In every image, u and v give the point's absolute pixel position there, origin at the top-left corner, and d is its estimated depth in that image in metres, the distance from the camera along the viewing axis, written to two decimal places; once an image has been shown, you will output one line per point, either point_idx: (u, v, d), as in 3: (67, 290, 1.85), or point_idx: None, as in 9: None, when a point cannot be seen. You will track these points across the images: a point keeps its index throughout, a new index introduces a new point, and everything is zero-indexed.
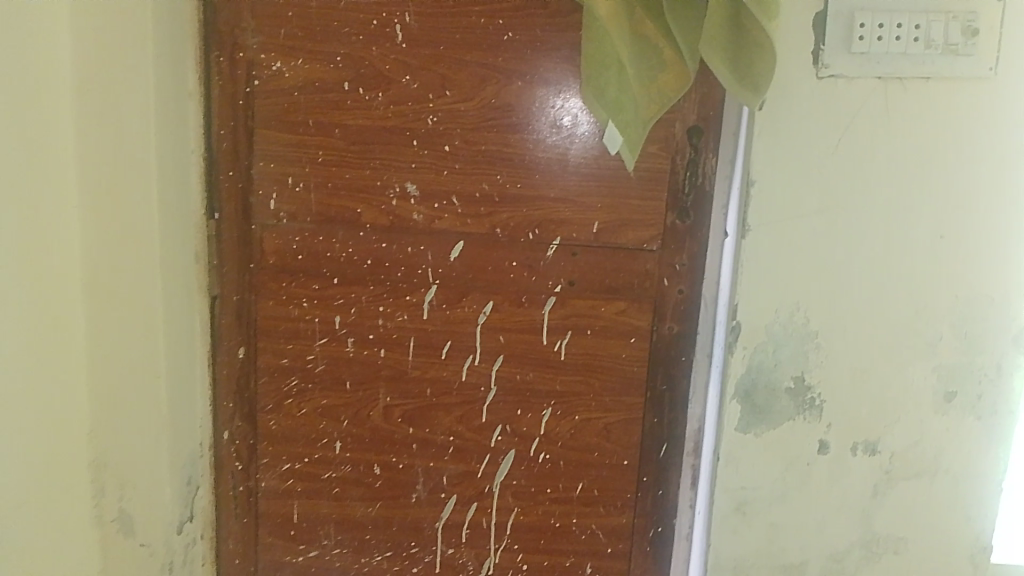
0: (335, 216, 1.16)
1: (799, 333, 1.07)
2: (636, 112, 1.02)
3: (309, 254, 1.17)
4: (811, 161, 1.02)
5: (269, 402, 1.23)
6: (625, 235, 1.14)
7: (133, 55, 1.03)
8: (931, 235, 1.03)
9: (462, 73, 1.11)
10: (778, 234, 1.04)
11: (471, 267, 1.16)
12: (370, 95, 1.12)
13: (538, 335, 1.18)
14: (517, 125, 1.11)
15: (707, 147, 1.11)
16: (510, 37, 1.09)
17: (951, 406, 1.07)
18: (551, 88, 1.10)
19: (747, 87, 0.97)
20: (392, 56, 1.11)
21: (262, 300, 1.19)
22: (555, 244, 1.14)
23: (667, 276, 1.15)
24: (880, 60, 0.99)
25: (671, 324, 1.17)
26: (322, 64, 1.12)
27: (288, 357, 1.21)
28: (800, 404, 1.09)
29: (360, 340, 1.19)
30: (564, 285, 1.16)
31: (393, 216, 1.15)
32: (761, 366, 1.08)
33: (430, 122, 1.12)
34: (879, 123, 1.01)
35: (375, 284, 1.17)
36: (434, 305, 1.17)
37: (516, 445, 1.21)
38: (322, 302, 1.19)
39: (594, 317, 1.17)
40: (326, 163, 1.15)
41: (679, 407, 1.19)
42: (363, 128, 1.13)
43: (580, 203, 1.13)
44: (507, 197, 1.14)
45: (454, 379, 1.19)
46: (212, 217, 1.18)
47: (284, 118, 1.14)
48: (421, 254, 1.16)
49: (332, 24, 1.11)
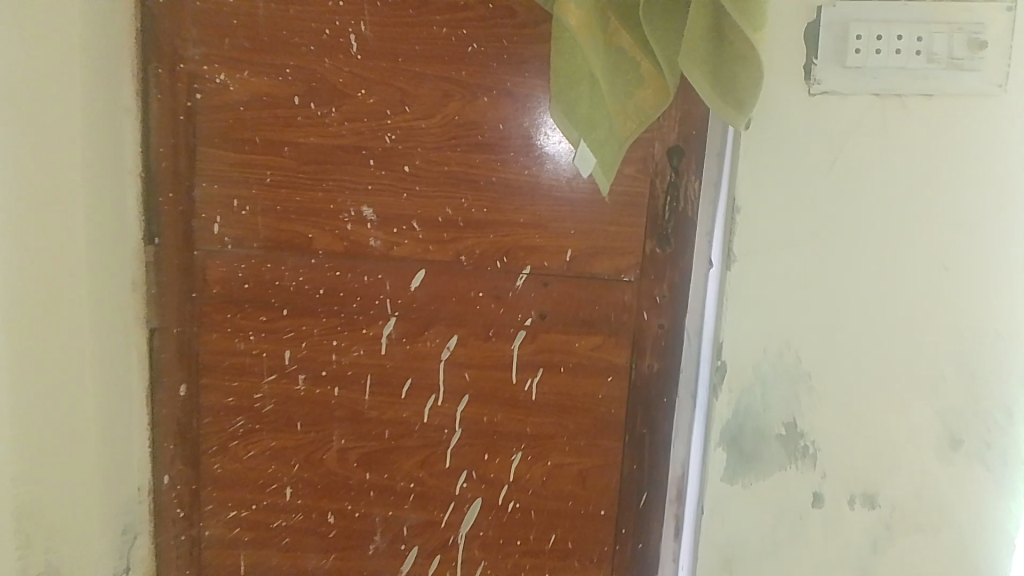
0: (284, 242, 1.06)
1: (789, 374, 0.98)
2: (611, 130, 0.93)
3: (256, 283, 1.07)
4: (803, 186, 0.93)
5: (214, 444, 1.12)
6: (601, 263, 1.04)
7: (57, 52, 0.92)
8: (933, 266, 0.94)
9: (422, 87, 1.01)
10: (766, 264, 0.95)
11: (434, 298, 1.06)
12: (323, 110, 1.02)
13: (507, 372, 1.07)
14: (483, 144, 1.02)
15: (690, 168, 1.01)
16: (474, 48, 1.00)
17: (956, 454, 0.97)
18: (520, 103, 1.01)
19: (731, 104, 0.88)
20: (346, 69, 1.01)
21: (206, 332, 1.09)
22: (525, 274, 1.04)
23: (646, 308, 1.05)
24: (877, 75, 0.90)
25: (651, 361, 1.06)
26: (270, 77, 1.02)
27: (234, 395, 1.11)
28: (792, 452, 0.99)
29: (312, 378, 1.09)
30: (535, 318, 1.06)
31: (348, 242, 1.05)
32: (748, 410, 0.99)
33: (389, 141, 1.02)
34: (877, 144, 0.92)
35: (328, 315, 1.07)
36: (393, 339, 1.07)
37: (483, 492, 1.11)
38: (271, 336, 1.09)
39: (569, 353, 1.06)
40: (274, 184, 1.05)
41: (661, 452, 1.08)
42: (315, 147, 1.03)
43: (552, 229, 1.03)
44: (473, 222, 1.04)
45: (415, 421, 1.09)
46: (151, 243, 1.08)
47: (230, 135, 1.04)
48: (379, 284, 1.06)
49: (281, 33, 1.01)
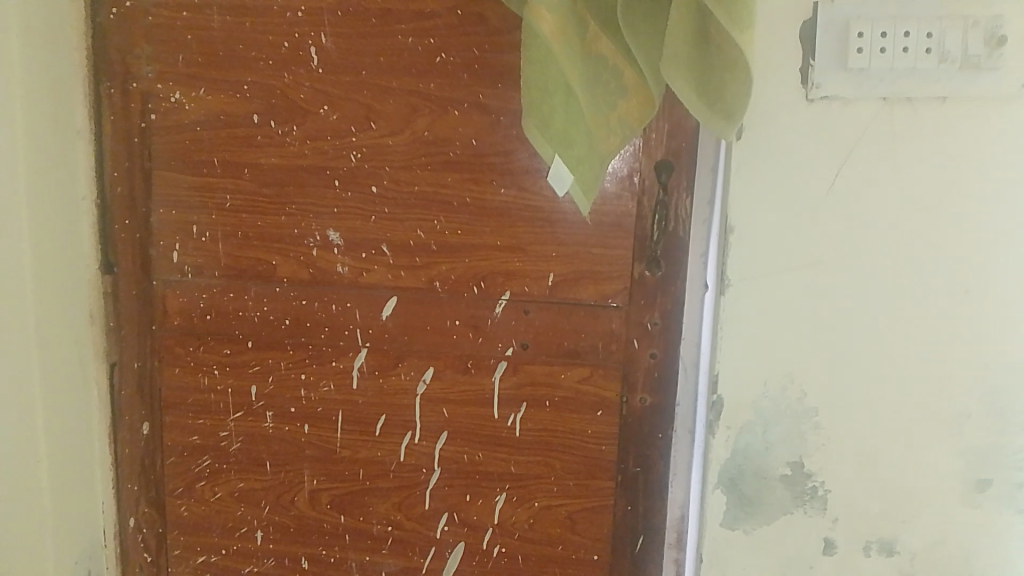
0: (246, 270, 0.99)
1: (793, 409, 0.89)
2: (590, 146, 0.84)
3: (219, 315, 1.01)
4: (803, 203, 0.84)
5: (179, 485, 1.06)
6: (585, 289, 0.95)
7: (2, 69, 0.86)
8: (951, 289, 0.84)
9: (389, 102, 0.94)
10: (764, 289, 0.86)
11: (406, 328, 0.98)
12: (283, 129, 0.96)
13: (487, 407, 0.99)
14: (455, 161, 0.94)
15: (680, 185, 0.92)
16: (443, 59, 0.92)
17: (984, 497, 0.87)
18: (493, 116, 0.92)
19: (718, 113, 0.80)
20: (307, 84, 0.94)
21: (166, 367, 1.03)
22: (504, 300, 0.96)
23: (637, 337, 0.96)
24: (883, 77, 0.80)
25: (643, 396, 0.97)
26: (228, 95, 0.96)
27: (198, 433, 1.04)
28: (798, 496, 0.90)
29: (280, 415, 1.02)
30: (516, 348, 0.97)
31: (314, 268, 0.98)
32: (748, 450, 0.90)
33: (354, 160, 0.95)
34: (885, 155, 0.83)
35: (295, 348, 1.00)
36: (365, 372, 1.00)
37: (465, 537, 1.02)
38: (236, 370, 1.02)
39: (554, 386, 0.98)
40: (234, 209, 0.98)
41: (657, 495, 0.99)
42: (275, 168, 0.97)
43: (532, 251, 0.95)
44: (446, 245, 0.96)
45: (391, 460, 1.02)
46: (109, 273, 1.02)
47: (187, 157, 0.98)
48: (349, 313, 0.99)
49: (239, 48, 0.95)
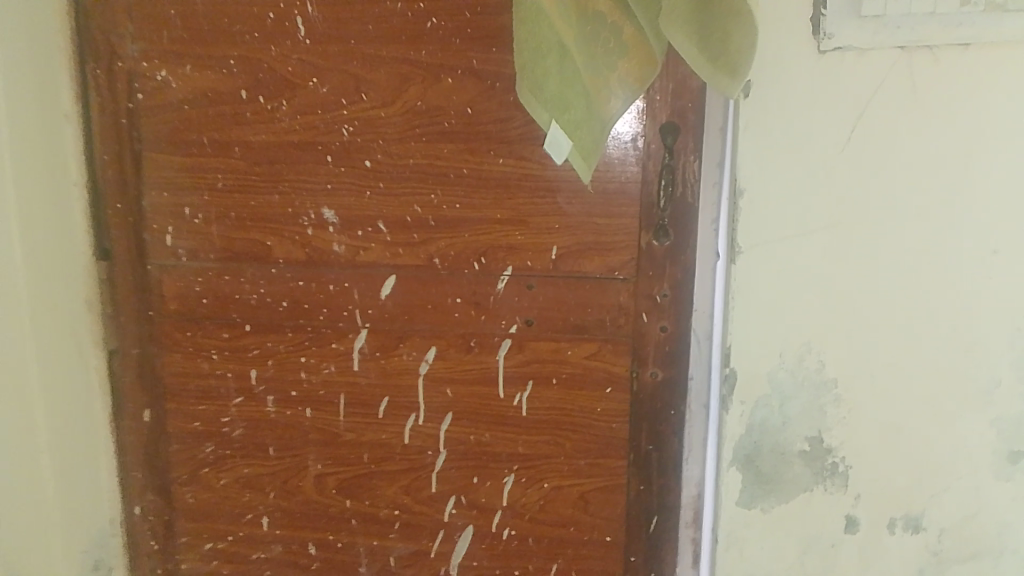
0: (241, 252, 0.97)
1: (812, 382, 0.84)
2: (589, 109, 0.79)
3: (215, 299, 0.98)
4: (818, 164, 0.79)
5: (185, 472, 1.04)
6: (590, 261, 0.91)
7: None
8: (978, 251, 0.79)
9: (380, 71, 0.90)
10: (778, 256, 0.82)
11: (406, 307, 0.95)
12: (272, 104, 0.92)
13: (492, 387, 0.96)
14: (450, 131, 0.90)
15: (686, 148, 0.87)
16: (433, 24, 0.88)
17: (1016, 469, 0.83)
18: (488, 83, 0.88)
19: (722, 69, 0.75)
20: (294, 56, 0.91)
21: (166, 353, 1.01)
22: (506, 276, 0.93)
23: (646, 309, 0.91)
24: (900, 24, 0.75)
25: (654, 370, 0.93)
26: (215, 72, 0.93)
27: (200, 419, 1.02)
28: (818, 471, 0.86)
29: (281, 399, 1.00)
30: (520, 325, 0.94)
31: (310, 248, 0.95)
32: (765, 425, 0.86)
33: (346, 134, 0.92)
34: (904, 109, 0.78)
35: (294, 331, 0.98)
36: (366, 353, 0.97)
37: (474, 519, 0.99)
38: (235, 355, 1.00)
39: (561, 363, 0.94)
40: (226, 190, 0.96)
41: (672, 472, 0.95)
42: (266, 145, 0.94)
43: (534, 223, 0.91)
44: (444, 219, 0.92)
45: (396, 443, 0.99)
46: (103, 258, 1.00)
47: (176, 137, 0.95)
48: (347, 293, 0.96)
49: (223, 21, 0.92)
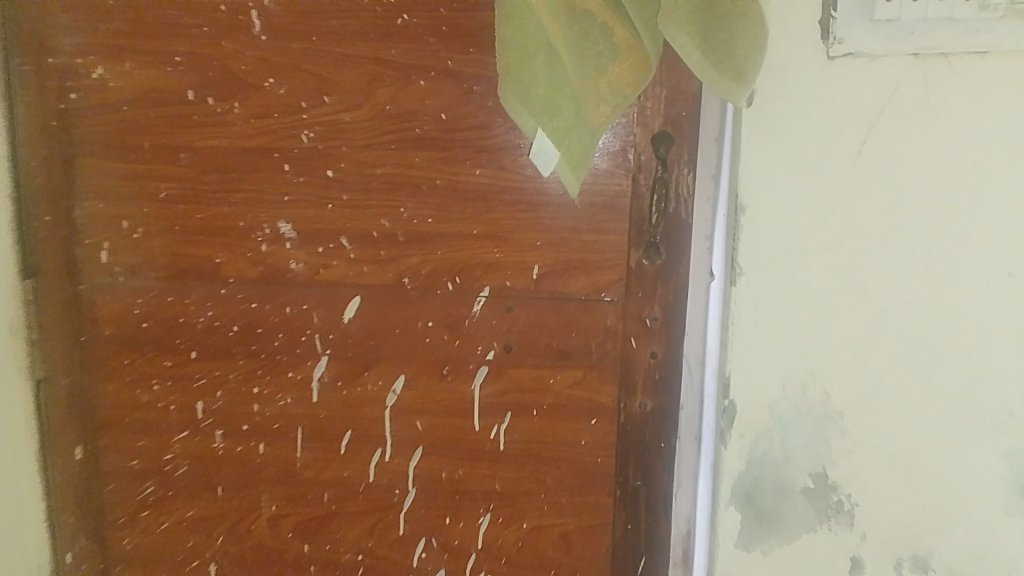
0: (187, 270, 0.87)
1: (816, 413, 0.78)
2: (579, 115, 0.72)
3: (157, 322, 0.88)
4: (825, 178, 0.73)
5: (122, 514, 0.93)
6: (575, 281, 0.84)
7: None
8: (990, 273, 0.73)
9: (344, 71, 0.81)
10: (780, 278, 0.75)
11: (372, 331, 0.86)
12: (223, 106, 0.83)
13: (467, 418, 0.88)
14: (422, 138, 0.82)
15: (681, 159, 0.80)
16: (405, 20, 0.80)
17: None
18: (465, 84, 0.80)
19: (726, 74, 0.68)
20: (249, 53, 0.82)
21: (101, 383, 0.91)
22: (483, 296, 0.85)
23: (634, 334, 0.84)
24: (916, 28, 0.69)
25: (643, 400, 0.86)
26: (160, 69, 0.83)
27: (140, 456, 0.92)
28: (822, 510, 0.79)
29: (231, 433, 0.90)
30: (498, 351, 0.86)
31: (265, 266, 0.86)
32: (766, 460, 0.79)
33: (306, 139, 0.83)
34: (917, 121, 0.72)
35: (246, 357, 0.88)
36: (326, 382, 0.88)
37: (445, 563, 0.91)
38: (180, 384, 0.89)
39: (543, 392, 0.86)
40: (171, 201, 0.86)
41: (661, 509, 0.88)
42: (217, 151, 0.84)
43: (515, 240, 0.83)
44: (415, 235, 0.84)
45: (359, 481, 0.90)
46: (30, 276, 0.86)
47: (115, 142, 0.86)
48: (306, 315, 0.87)
49: (169, 12, 0.82)
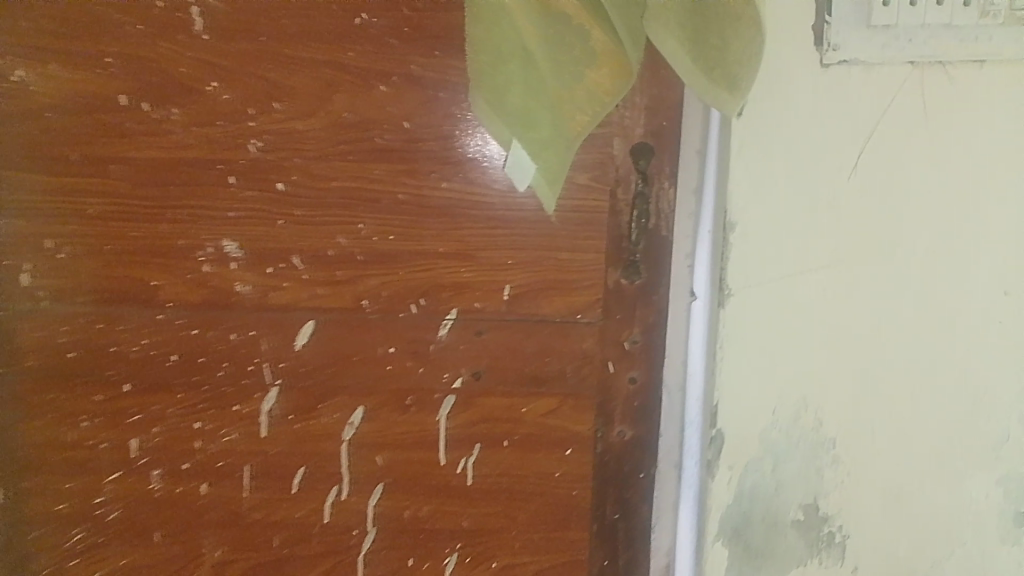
0: (119, 294, 0.78)
1: (809, 441, 0.73)
2: (557, 126, 0.66)
3: (85, 352, 0.79)
4: (818, 192, 0.69)
5: (42, 568, 0.83)
6: (549, 302, 0.78)
7: None
8: (986, 292, 0.70)
9: (296, 75, 0.74)
10: (771, 298, 0.71)
11: (327, 359, 0.79)
12: (160, 112, 0.75)
13: (432, 452, 0.81)
14: (384, 149, 0.76)
15: (662, 172, 0.77)
16: (364, 20, 0.74)
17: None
18: (432, 91, 0.75)
19: (719, 84, 0.63)
20: (189, 54, 0.74)
21: (17, 422, 0.80)
22: (450, 320, 0.78)
23: (613, 358, 0.80)
24: (913, 36, 0.66)
25: (622, 429, 0.81)
26: (87, 70, 0.74)
27: (64, 502, 0.81)
28: (813, 544, 0.75)
29: (170, 473, 0.81)
30: (466, 379, 0.79)
31: (208, 289, 0.78)
32: (756, 492, 0.74)
33: (253, 150, 0.76)
34: (913, 133, 0.68)
35: (186, 390, 0.79)
36: (276, 417, 0.80)
37: None
38: (110, 420, 0.80)
39: (514, 422, 0.80)
40: (101, 217, 0.77)
41: (640, 544, 0.83)
42: (153, 162, 0.76)
43: (484, 259, 0.77)
44: (375, 254, 0.77)
45: (313, 522, 0.82)
46: None
47: (34, 152, 0.76)
48: (253, 343, 0.79)
49: (98, 8, 0.74)
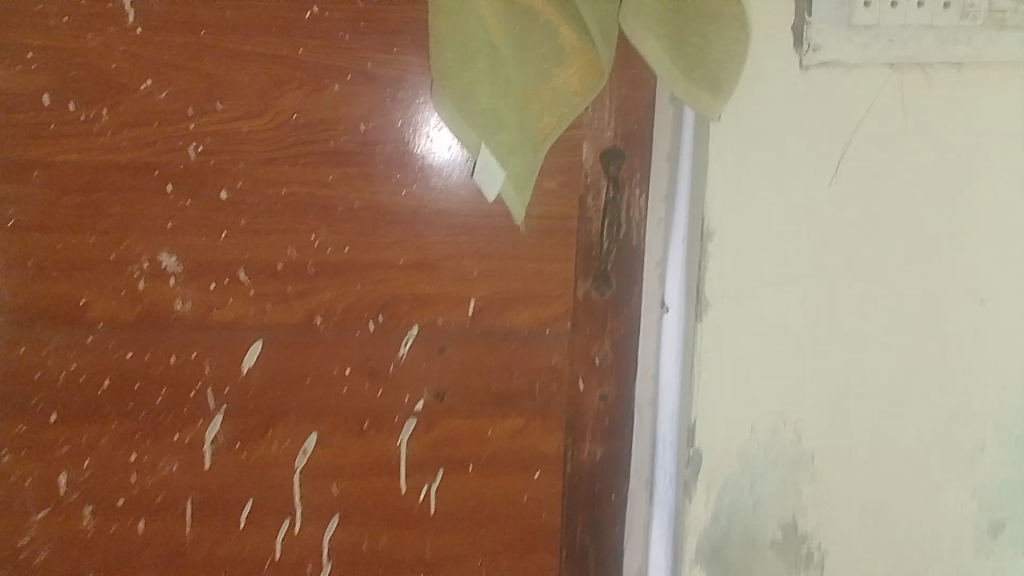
0: (43, 313, 0.71)
1: (788, 456, 0.70)
2: (524, 128, 0.61)
3: (7, 376, 0.71)
4: (797, 198, 0.66)
5: None
6: (516, 315, 0.74)
7: None
8: (960, 300, 0.69)
9: (241, 73, 0.68)
10: (750, 309, 0.68)
11: (276, 381, 0.73)
12: (88, 113, 0.68)
13: (392, 477, 0.75)
14: (337, 153, 0.70)
15: (633, 177, 0.74)
16: (315, 13, 0.68)
17: (998, 544, 0.73)
18: (388, 91, 0.70)
19: (700, 86, 0.60)
20: (122, 49, 0.68)
21: None
22: (411, 335, 0.73)
23: (583, 373, 0.77)
24: (894, 36, 0.64)
25: (593, 446, 0.78)
26: (4, 66, 0.67)
27: None
28: (792, 564, 0.72)
29: (102, 510, 0.74)
30: (428, 399, 0.74)
31: (143, 307, 0.71)
32: (735, 511, 0.70)
33: (194, 155, 0.69)
34: (890, 138, 0.66)
35: (121, 418, 0.72)
36: (221, 444, 0.74)
37: None
38: (35, 453, 0.72)
39: (479, 443, 0.75)
40: (23, 228, 0.70)
41: (613, 563, 0.80)
42: (81, 168, 0.69)
43: (447, 271, 0.73)
44: (328, 267, 0.72)
45: (263, 557, 0.76)
46: None
47: None
48: (195, 364, 0.72)
49: None
